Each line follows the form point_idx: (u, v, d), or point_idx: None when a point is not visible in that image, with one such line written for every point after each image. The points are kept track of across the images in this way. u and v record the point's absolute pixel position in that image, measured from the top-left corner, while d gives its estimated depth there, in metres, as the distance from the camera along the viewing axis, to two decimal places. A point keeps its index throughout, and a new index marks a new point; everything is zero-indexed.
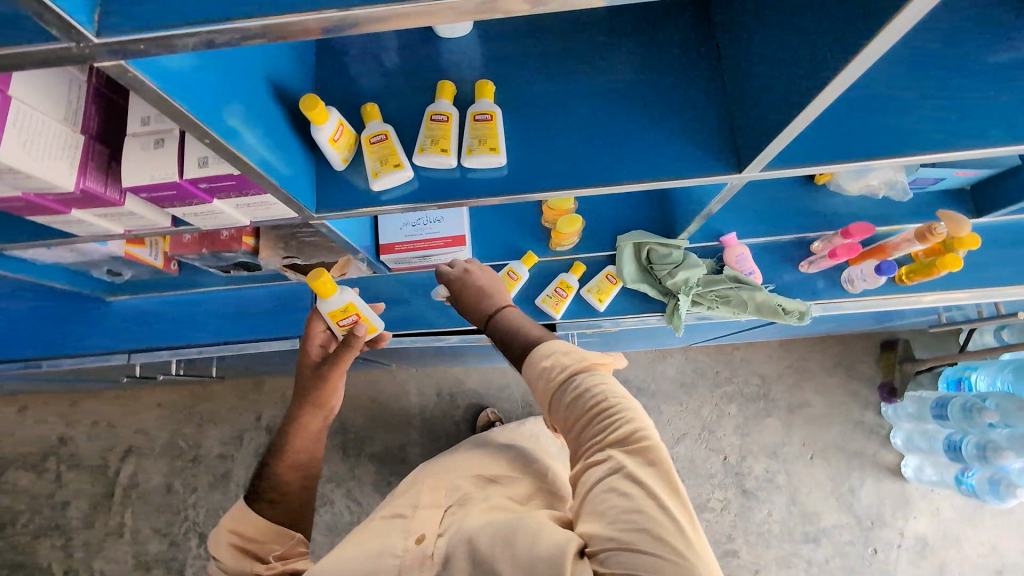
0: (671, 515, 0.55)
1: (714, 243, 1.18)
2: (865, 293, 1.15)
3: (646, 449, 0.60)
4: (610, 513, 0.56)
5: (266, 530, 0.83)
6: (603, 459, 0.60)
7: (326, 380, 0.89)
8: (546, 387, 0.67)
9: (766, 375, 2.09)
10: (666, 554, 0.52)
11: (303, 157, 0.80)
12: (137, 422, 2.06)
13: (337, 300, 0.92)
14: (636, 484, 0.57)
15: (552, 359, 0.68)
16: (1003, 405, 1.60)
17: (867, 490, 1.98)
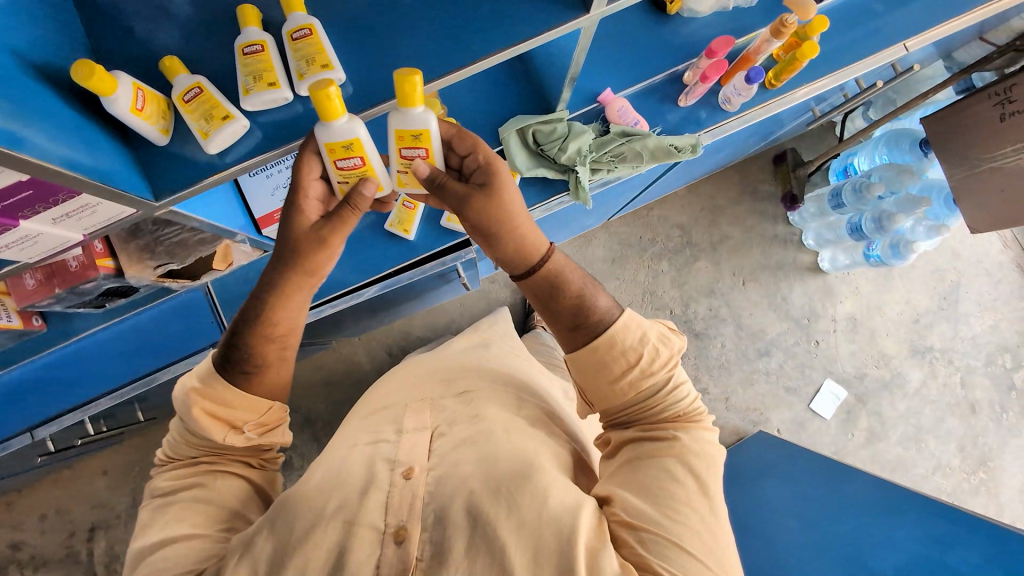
0: (714, 509, 0.65)
1: (593, 106, 1.14)
2: (742, 109, 1.18)
3: (712, 459, 0.69)
4: (668, 497, 0.64)
5: (245, 400, 0.75)
6: (671, 445, 0.68)
7: (323, 245, 0.73)
8: (625, 359, 0.71)
9: (684, 224, 2.18)
10: (704, 553, 0.62)
11: (115, 144, 0.68)
12: (89, 498, 1.90)
13: (341, 130, 0.69)
14: (699, 483, 0.66)
15: (642, 341, 0.72)
16: (886, 175, 1.77)
17: (797, 294, 2.17)
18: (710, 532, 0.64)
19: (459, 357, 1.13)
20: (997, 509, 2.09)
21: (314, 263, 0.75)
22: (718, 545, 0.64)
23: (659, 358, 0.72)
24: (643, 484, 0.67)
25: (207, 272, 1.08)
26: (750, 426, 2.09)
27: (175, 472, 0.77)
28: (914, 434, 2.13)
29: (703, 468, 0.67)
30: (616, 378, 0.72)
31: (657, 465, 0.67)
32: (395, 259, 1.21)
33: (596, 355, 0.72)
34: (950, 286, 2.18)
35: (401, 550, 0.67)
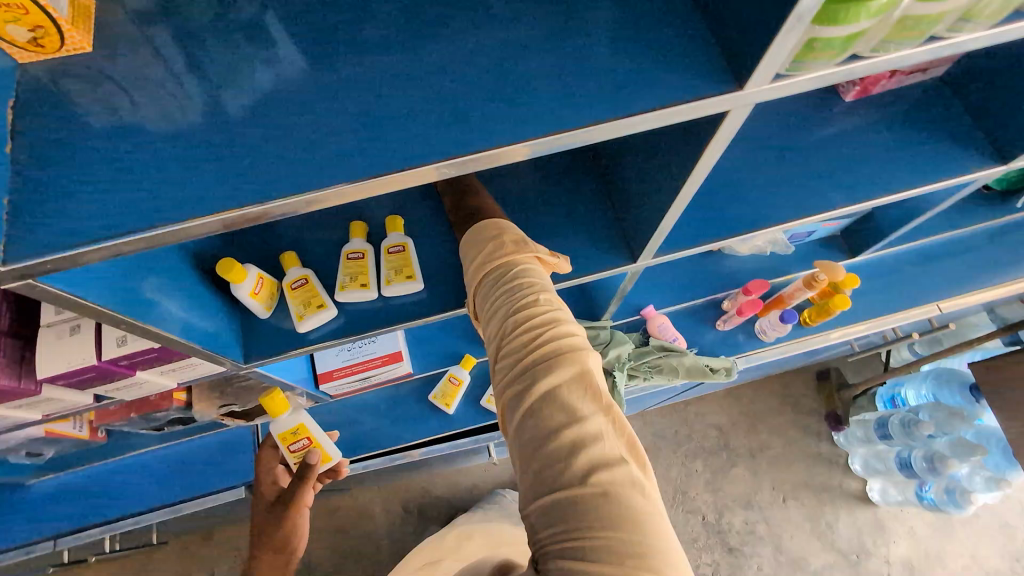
0: (599, 431, 0.57)
1: (635, 317, 1.26)
2: (779, 341, 1.28)
3: (579, 361, 0.61)
4: (532, 435, 0.58)
5: None
6: (528, 370, 0.61)
7: (286, 514, 1.10)
8: (484, 297, 0.69)
9: (722, 426, 2.15)
10: (582, 477, 0.54)
11: (225, 315, 0.82)
12: None
13: (289, 424, 1.07)
14: (566, 399, 0.58)
15: (492, 267, 0.69)
16: (936, 415, 1.73)
17: (844, 523, 2.01)
18: (584, 447, 0.55)
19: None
20: None
21: (285, 529, 1.11)
22: (605, 463, 0.55)
23: (510, 282, 0.67)
24: (515, 428, 0.61)
25: (262, 413, 1.17)
26: None
27: None
28: None
29: (563, 372, 0.60)
30: (484, 314, 0.69)
31: (522, 398, 0.60)
32: (431, 427, 1.27)
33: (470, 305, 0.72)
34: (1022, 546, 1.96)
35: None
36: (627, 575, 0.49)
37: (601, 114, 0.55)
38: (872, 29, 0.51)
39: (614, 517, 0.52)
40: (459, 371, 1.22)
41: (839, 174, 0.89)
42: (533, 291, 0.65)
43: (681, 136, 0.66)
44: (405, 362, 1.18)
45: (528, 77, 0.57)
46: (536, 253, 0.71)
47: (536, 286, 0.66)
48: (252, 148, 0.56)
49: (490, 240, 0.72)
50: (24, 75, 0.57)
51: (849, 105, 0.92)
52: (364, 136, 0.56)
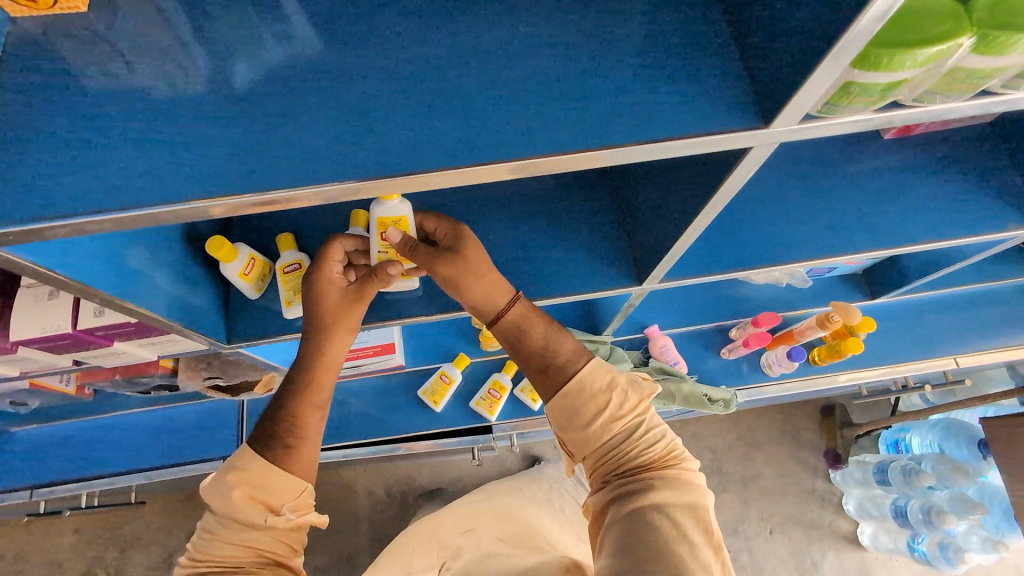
0: (710, 566, 0.52)
1: (638, 335, 1.22)
2: (784, 377, 1.23)
3: (696, 492, 0.58)
4: (652, 568, 0.51)
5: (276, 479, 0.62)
6: (643, 480, 0.59)
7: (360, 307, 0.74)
8: (597, 412, 0.64)
9: (717, 449, 2.11)
10: None
11: (213, 292, 0.80)
12: (47, 553, 1.93)
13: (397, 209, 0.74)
14: (694, 544, 0.53)
15: (616, 385, 0.65)
16: (938, 467, 1.67)
17: (830, 563, 1.97)
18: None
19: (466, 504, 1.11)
20: None
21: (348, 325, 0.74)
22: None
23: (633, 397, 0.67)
24: (615, 528, 0.56)
25: (248, 390, 1.15)
26: None
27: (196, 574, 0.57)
28: None
29: (683, 495, 0.57)
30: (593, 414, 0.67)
31: (632, 503, 0.57)
32: (417, 422, 1.25)
33: (565, 418, 0.65)
34: None
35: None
36: None
37: (621, 134, 0.51)
38: (916, 78, 0.47)
39: None
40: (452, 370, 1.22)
41: (872, 215, 0.84)
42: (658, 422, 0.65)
43: (703, 164, 0.62)
44: (397, 354, 1.16)
45: (545, 85, 0.53)
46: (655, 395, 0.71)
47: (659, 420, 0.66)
48: (243, 129, 0.52)
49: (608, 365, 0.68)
50: (15, 29, 0.54)
51: (888, 142, 0.86)
52: (361, 130, 0.52)
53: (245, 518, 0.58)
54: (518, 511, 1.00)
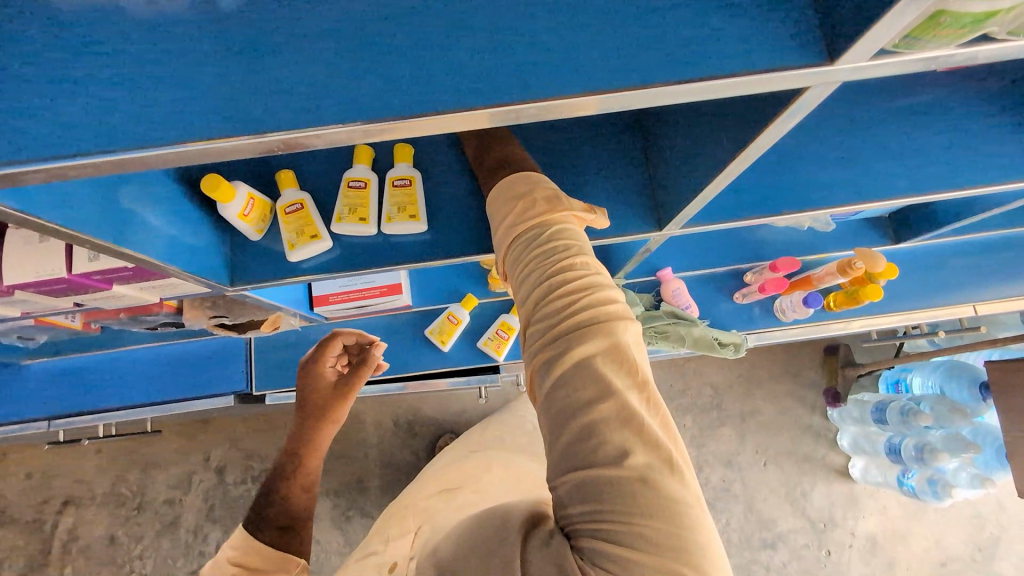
0: (631, 412, 0.51)
1: (651, 278, 1.20)
2: (797, 322, 1.21)
3: (613, 331, 0.54)
4: (568, 420, 0.52)
5: (273, 557, 0.81)
6: (555, 334, 0.54)
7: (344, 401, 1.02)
8: (512, 247, 0.61)
9: (718, 386, 2.16)
10: (609, 460, 0.49)
11: (212, 232, 0.77)
12: (75, 472, 2.06)
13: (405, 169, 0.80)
14: (600, 375, 0.52)
15: (525, 209, 0.60)
16: (938, 408, 1.71)
17: (819, 493, 2.08)
18: (631, 432, 0.50)
19: (458, 461, 1.08)
20: None
21: (334, 414, 1.03)
22: (647, 446, 0.50)
23: (543, 236, 0.59)
24: (541, 394, 0.55)
25: (254, 328, 1.14)
26: None
27: None
28: None
29: (599, 343, 0.53)
30: (512, 262, 0.61)
31: (549, 363, 0.54)
32: (426, 361, 1.26)
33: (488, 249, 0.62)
34: (987, 538, 2.05)
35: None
36: (663, 562, 0.47)
37: (658, 72, 0.45)
38: (1015, 8, 0.41)
39: (652, 506, 0.48)
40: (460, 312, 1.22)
41: (917, 160, 0.78)
42: (570, 256, 0.57)
43: (743, 106, 0.57)
44: (404, 294, 1.14)
45: (577, 11, 0.46)
46: (574, 208, 0.62)
47: (573, 250, 0.58)
48: (233, 59, 0.47)
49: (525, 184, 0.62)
50: None
51: (942, 78, 0.78)
52: (368, 63, 0.47)
53: None
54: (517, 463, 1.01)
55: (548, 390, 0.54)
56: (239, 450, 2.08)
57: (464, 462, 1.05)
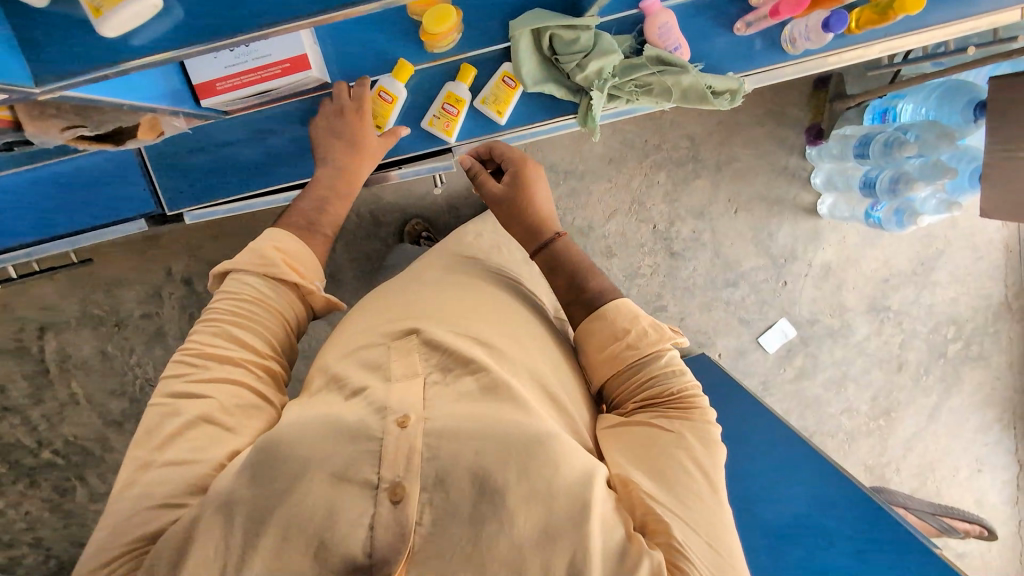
0: (719, 501, 0.76)
1: (633, 13, 0.97)
2: (806, 53, 1.01)
3: (710, 438, 0.81)
4: (680, 486, 0.75)
5: (308, 261, 0.94)
6: (670, 426, 0.81)
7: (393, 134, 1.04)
8: (627, 346, 0.89)
9: (695, 136, 2.02)
10: (710, 529, 0.73)
11: None
12: (36, 299, 1.97)
13: None
14: (701, 461, 0.78)
15: (637, 321, 0.89)
16: (925, 135, 1.61)
17: (784, 232, 2.13)
18: (716, 527, 0.73)
19: (456, 282, 1.04)
20: (880, 450, 2.37)
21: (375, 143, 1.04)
22: (727, 547, 0.73)
23: (658, 350, 0.88)
24: (654, 465, 0.77)
25: (134, 136, 0.88)
26: (694, 346, 2.20)
27: (213, 338, 0.84)
28: (838, 379, 2.31)
29: (698, 441, 0.80)
30: (627, 362, 0.88)
31: (666, 447, 0.79)
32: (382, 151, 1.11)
33: (603, 338, 0.91)
34: (932, 252, 2.21)
35: (398, 510, 0.67)
36: None
37: None
38: None
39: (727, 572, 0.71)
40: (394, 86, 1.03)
41: None
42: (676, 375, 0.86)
43: None
44: (315, 70, 0.87)
45: None
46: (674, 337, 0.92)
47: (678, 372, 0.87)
48: None
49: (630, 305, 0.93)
50: None
51: None
52: None
53: (288, 273, 0.90)
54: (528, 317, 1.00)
55: (663, 463, 0.77)
56: (199, 259, 2.00)
57: (460, 288, 1.02)
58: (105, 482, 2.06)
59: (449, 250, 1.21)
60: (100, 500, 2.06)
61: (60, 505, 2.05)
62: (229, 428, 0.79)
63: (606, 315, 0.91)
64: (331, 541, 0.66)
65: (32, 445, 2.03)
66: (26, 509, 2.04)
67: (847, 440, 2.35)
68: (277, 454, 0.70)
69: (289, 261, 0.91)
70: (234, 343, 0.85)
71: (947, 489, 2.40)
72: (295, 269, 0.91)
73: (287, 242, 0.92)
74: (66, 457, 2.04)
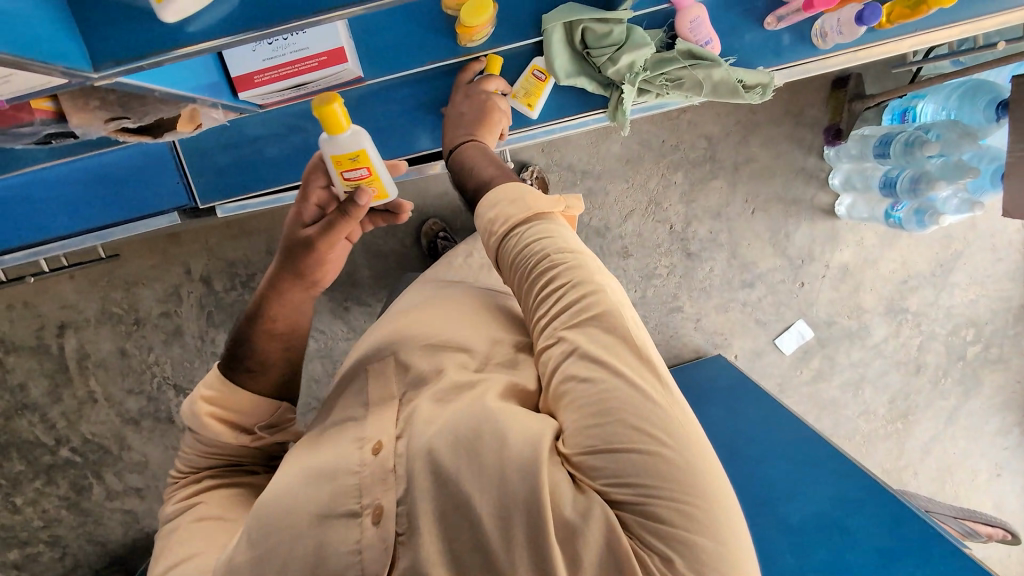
0: (639, 389, 0.64)
1: (663, 7, 0.98)
2: (837, 48, 1.01)
3: (606, 318, 0.70)
4: (586, 399, 0.65)
5: (250, 401, 0.85)
6: (561, 328, 0.71)
7: (317, 250, 0.84)
8: (501, 246, 0.81)
9: (713, 136, 2.02)
10: (638, 437, 0.61)
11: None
12: (57, 298, 1.98)
13: None
14: (599, 354, 0.67)
15: (499, 205, 0.81)
16: (947, 135, 1.61)
17: (802, 233, 2.13)
18: (647, 415, 0.62)
19: (433, 296, 1.00)
20: (898, 453, 2.35)
21: (307, 267, 0.86)
22: (663, 428, 0.62)
23: (527, 227, 0.79)
24: (556, 385, 0.69)
25: (171, 129, 0.90)
26: (711, 347, 2.19)
27: (185, 487, 0.87)
28: (856, 380, 2.29)
29: (592, 330, 0.70)
30: (507, 269, 0.81)
31: (562, 355, 0.70)
32: (419, 144, 1.14)
33: (487, 246, 0.83)
34: (951, 254, 2.20)
35: (379, 529, 0.66)
36: (692, 528, 0.58)
37: None
38: None
39: (675, 476, 0.60)
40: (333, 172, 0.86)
41: None
42: (552, 253, 0.76)
43: None
44: (351, 64, 0.89)
45: None
46: (552, 207, 0.82)
47: (554, 248, 0.76)
48: None
49: (512, 188, 0.83)
50: None
51: None
52: None
53: (226, 436, 0.83)
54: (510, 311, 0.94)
55: (562, 379, 0.68)
56: (218, 256, 2.00)
57: (437, 298, 0.98)
58: (122, 480, 2.07)
59: (432, 279, 1.16)
60: (117, 498, 2.08)
61: (77, 502, 2.07)
62: (228, 520, 0.81)
63: (480, 223, 0.84)
64: (327, 556, 0.67)
65: (50, 444, 2.04)
66: (44, 506, 2.06)
67: (864, 443, 2.33)
68: (266, 519, 0.71)
69: (222, 411, 0.84)
70: (208, 472, 0.87)
71: (965, 493, 2.38)
72: (230, 423, 0.84)
73: (219, 392, 0.84)
74: (84, 455, 2.05)
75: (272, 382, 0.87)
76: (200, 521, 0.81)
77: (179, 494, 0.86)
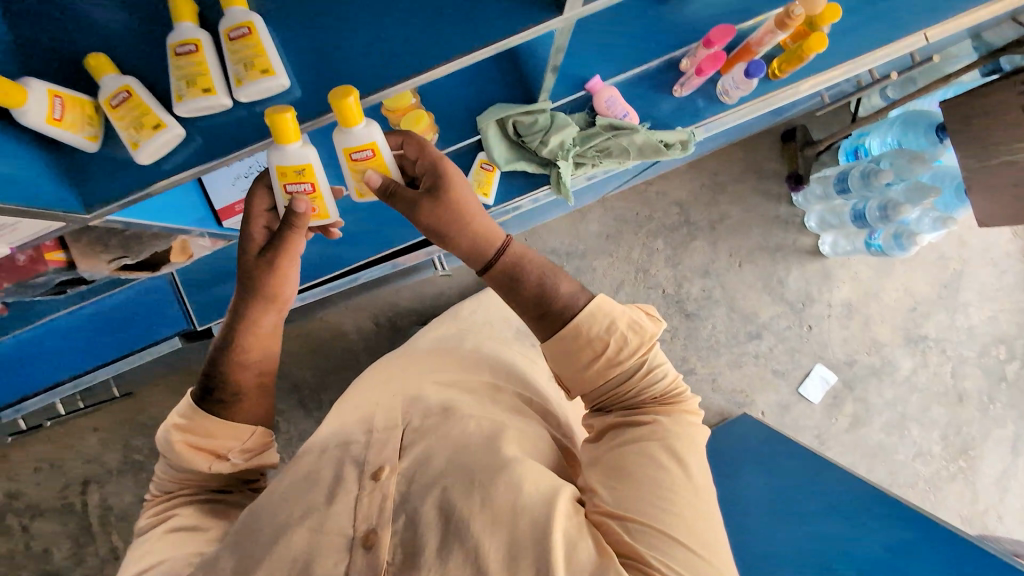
0: (706, 516, 0.65)
1: (581, 93, 1.12)
2: (744, 101, 1.16)
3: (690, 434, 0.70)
4: (652, 497, 0.64)
5: (221, 427, 0.83)
6: (649, 435, 0.69)
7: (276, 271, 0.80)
8: (599, 356, 0.72)
9: (683, 202, 2.14)
10: (690, 541, 0.63)
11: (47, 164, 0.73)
12: (81, 455, 2.05)
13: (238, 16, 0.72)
14: (686, 469, 0.67)
15: (614, 333, 0.72)
16: (897, 162, 1.67)
17: (794, 277, 2.15)
18: (698, 530, 0.64)
19: (436, 355, 1.08)
20: (971, 496, 2.14)
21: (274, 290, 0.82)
22: (712, 551, 0.64)
23: (638, 351, 0.73)
24: (625, 480, 0.67)
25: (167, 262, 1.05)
26: (734, 407, 2.12)
27: (159, 506, 0.86)
28: (897, 420, 2.16)
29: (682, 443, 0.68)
30: (596, 365, 0.73)
31: (649, 460, 0.67)
32: None
33: (569, 349, 0.73)
34: (951, 274, 2.17)
35: (370, 556, 0.68)
36: None
37: None
38: None
39: None
40: (274, 186, 0.79)
41: None
42: (652, 367, 0.73)
43: None
44: None
45: None
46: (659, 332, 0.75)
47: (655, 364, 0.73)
48: None
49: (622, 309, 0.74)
50: None
51: None
52: None
53: (194, 463, 0.81)
54: (507, 375, 1.00)
55: (635, 482, 0.66)
56: None
57: (438, 354, 1.08)
58: None
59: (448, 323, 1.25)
60: None
61: None
62: (204, 531, 0.82)
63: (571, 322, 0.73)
64: None
65: None
66: None
67: (929, 489, 2.14)
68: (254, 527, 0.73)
69: (194, 437, 0.82)
70: (182, 494, 0.86)
71: None
72: (203, 449, 0.82)
73: (193, 417, 0.82)
74: None
75: (248, 409, 0.86)
76: (177, 532, 0.81)
77: (152, 511, 0.86)
